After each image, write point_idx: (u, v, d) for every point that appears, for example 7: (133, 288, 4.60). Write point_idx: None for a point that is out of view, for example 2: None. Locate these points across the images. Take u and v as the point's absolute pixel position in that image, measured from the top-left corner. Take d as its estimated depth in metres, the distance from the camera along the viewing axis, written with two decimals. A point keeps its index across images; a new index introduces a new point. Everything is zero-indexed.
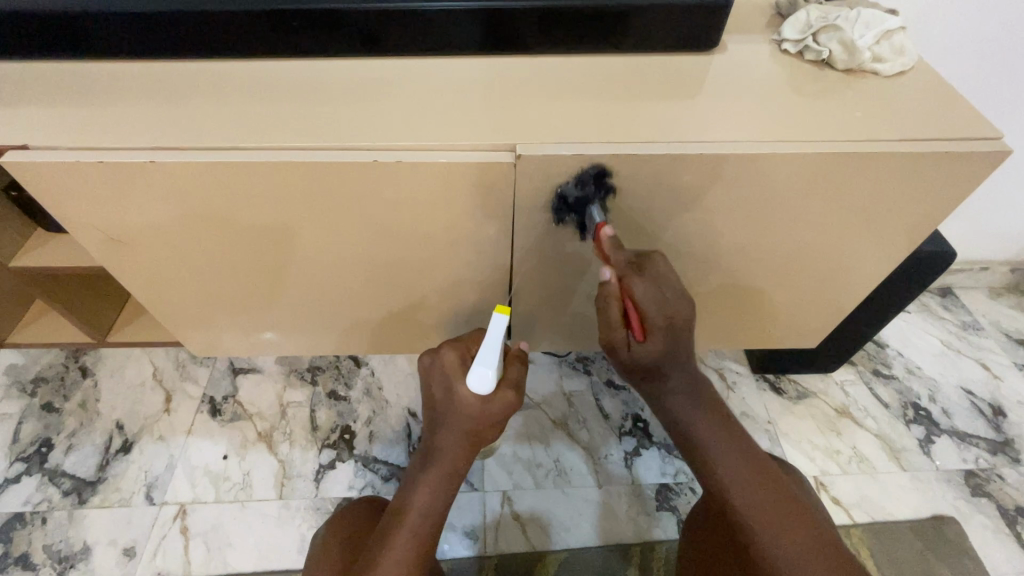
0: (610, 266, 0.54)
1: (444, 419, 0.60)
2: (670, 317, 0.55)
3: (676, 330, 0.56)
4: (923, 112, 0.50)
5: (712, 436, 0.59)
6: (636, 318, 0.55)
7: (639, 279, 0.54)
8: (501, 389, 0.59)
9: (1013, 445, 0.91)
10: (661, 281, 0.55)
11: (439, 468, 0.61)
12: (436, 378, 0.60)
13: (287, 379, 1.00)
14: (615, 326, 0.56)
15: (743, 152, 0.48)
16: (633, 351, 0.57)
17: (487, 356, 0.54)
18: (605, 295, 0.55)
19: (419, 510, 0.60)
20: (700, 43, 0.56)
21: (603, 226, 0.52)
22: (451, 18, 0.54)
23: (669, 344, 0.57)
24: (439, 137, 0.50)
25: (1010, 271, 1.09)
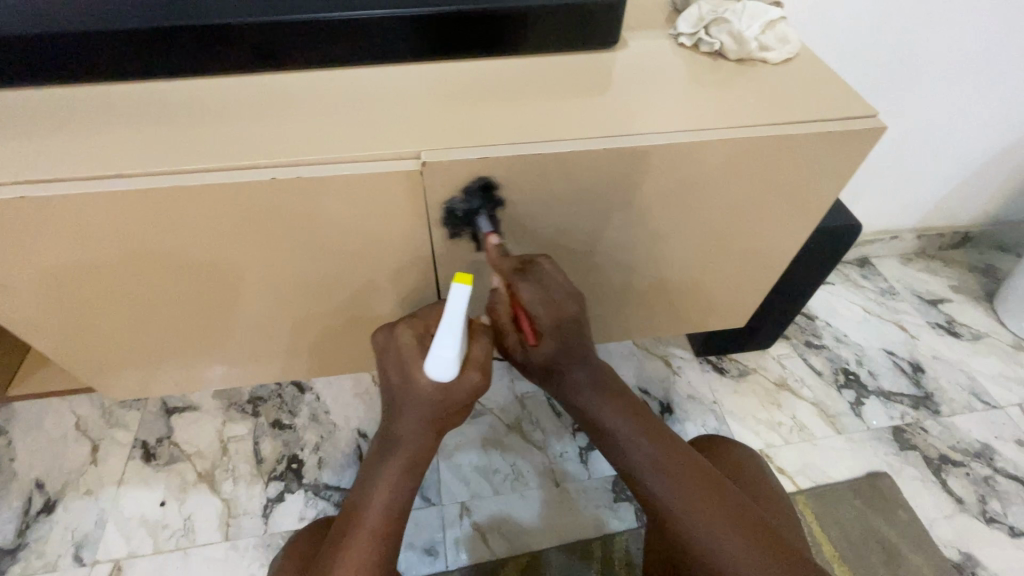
0: (499, 275, 0.57)
1: (403, 405, 0.57)
2: (557, 320, 0.57)
3: (562, 329, 0.58)
4: (807, 95, 0.53)
5: (610, 411, 0.62)
6: (523, 320, 0.58)
7: (523, 283, 0.54)
8: (465, 371, 0.54)
9: (932, 398, 0.97)
10: (549, 285, 0.55)
11: (399, 459, 0.59)
12: (393, 360, 0.57)
13: (227, 413, 0.96)
14: (506, 328, 0.60)
15: (646, 142, 0.50)
16: (528, 350, 0.61)
17: (447, 339, 0.48)
18: (495, 298, 0.59)
19: (381, 506, 0.58)
20: (601, 42, 0.58)
21: (488, 235, 0.53)
22: (348, 28, 0.53)
23: (560, 343, 0.60)
24: (344, 150, 0.49)
25: (917, 237, 1.18)
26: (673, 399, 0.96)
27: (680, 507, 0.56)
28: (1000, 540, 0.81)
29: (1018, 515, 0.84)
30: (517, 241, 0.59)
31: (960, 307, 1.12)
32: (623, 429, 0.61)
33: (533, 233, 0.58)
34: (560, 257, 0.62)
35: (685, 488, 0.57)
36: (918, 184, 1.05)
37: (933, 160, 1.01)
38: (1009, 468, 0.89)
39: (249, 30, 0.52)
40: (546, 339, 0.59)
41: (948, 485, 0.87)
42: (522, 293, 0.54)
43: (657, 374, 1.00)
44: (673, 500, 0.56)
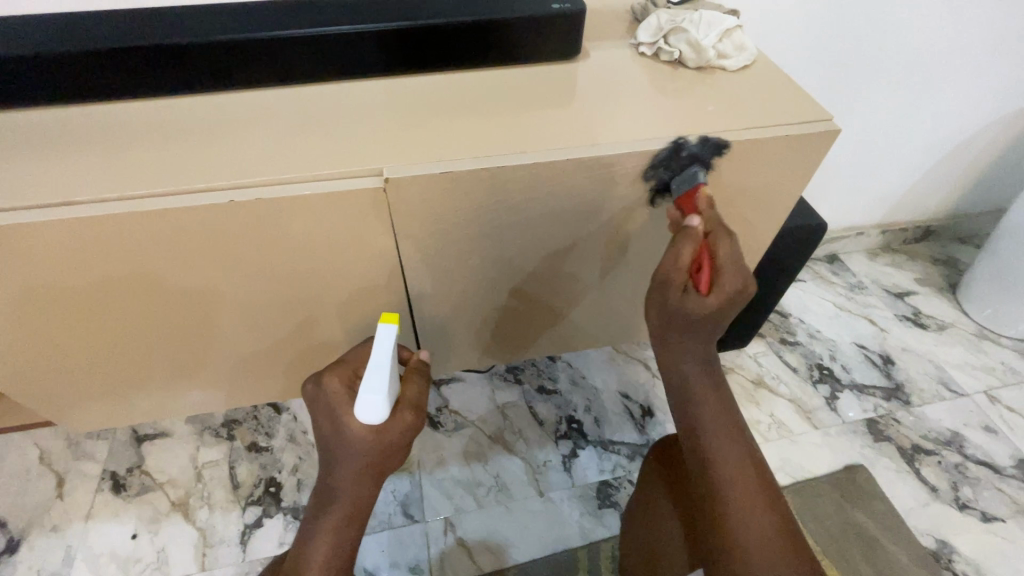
0: (698, 216, 0.51)
1: (335, 455, 0.55)
2: (742, 286, 0.49)
3: (736, 303, 0.50)
4: (763, 100, 0.54)
5: (708, 407, 0.53)
6: (703, 270, 0.50)
7: (724, 235, 0.50)
8: (398, 412, 0.55)
9: (903, 389, 0.99)
10: (738, 249, 0.50)
11: (338, 511, 0.56)
12: (321, 411, 0.56)
13: (200, 438, 0.93)
14: (680, 269, 0.49)
15: (608, 152, 0.50)
16: (685, 301, 0.50)
17: (375, 381, 0.51)
18: (687, 234, 0.49)
19: (322, 562, 0.55)
20: (562, 53, 0.58)
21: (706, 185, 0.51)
22: (307, 45, 0.53)
23: (719, 313, 0.50)
24: (305, 169, 0.49)
25: (881, 233, 1.21)
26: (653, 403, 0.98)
27: (736, 505, 0.51)
28: (973, 526, 0.83)
29: (989, 500, 0.86)
30: (487, 254, 0.59)
31: (926, 299, 1.16)
32: (715, 432, 0.53)
33: (503, 244, 0.58)
34: (531, 268, 0.62)
35: (748, 496, 0.51)
36: (880, 180, 1.08)
37: (892, 158, 1.04)
38: (979, 454, 0.91)
39: (205, 49, 0.51)
40: (716, 293, 0.49)
41: (922, 474, 0.89)
42: (722, 249, 0.50)
43: (637, 378, 1.01)
44: (733, 497, 0.51)
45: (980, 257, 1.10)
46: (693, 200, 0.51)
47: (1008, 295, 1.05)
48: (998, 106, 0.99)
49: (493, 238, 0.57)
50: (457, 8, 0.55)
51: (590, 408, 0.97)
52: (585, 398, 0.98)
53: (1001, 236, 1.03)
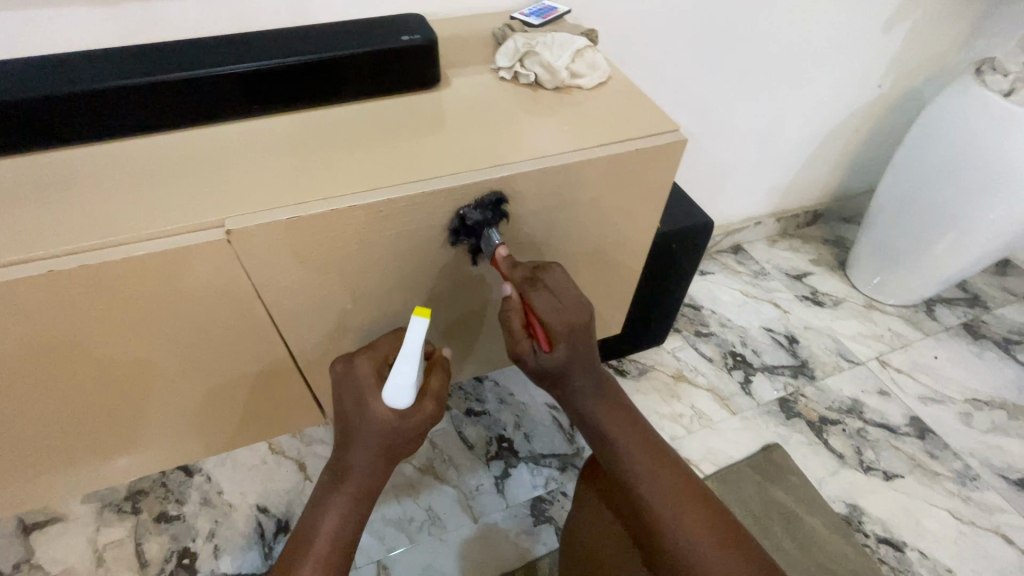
0: (510, 283, 0.55)
1: (356, 437, 0.55)
2: (569, 324, 0.54)
3: (577, 336, 0.55)
4: (616, 117, 0.57)
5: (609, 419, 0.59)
6: (539, 329, 0.55)
7: (535, 290, 0.53)
8: (421, 403, 0.55)
9: (808, 365, 1.06)
10: (565, 289, 0.55)
11: (349, 488, 0.56)
12: (348, 392, 0.55)
13: (100, 517, 0.85)
14: (516, 337, 0.55)
15: (462, 182, 0.51)
16: (539, 359, 0.56)
17: (405, 370, 0.50)
18: (507, 307, 0.56)
19: (330, 530, 0.55)
20: (423, 83, 0.59)
21: (499, 248, 0.55)
22: (144, 96, 0.50)
23: (572, 352, 0.56)
24: (143, 228, 0.46)
25: (777, 220, 1.29)
26: None
27: (669, 507, 0.52)
28: (878, 486, 0.89)
29: (888, 459, 0.93)
30: (369, 290, 0.58)
31: (821, 279, 1.24)
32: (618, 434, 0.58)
33: (387, 277, 0.57)
34: (419, 296, 0.62)
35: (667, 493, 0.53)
36: (764, 173, 1.16)
37: (770, 153, 1.12)
38: (877, 418, 0.98)
39: (28, 106, 0.48)
40: (556, 349, 0.55)
41: (830, 444, 0.94)
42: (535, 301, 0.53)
43: None
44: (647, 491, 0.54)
45: (862, 235, 1.19)
46: (498, 265, 0.56)
47: (889, 266, 1.14)
48: (851, 99, 1.08)
49: (370, 273, 0.56)
50: (308, 46, 0.55)
51: (520, 423, 0.96)
52: (514, 414, 0.98)
53: (878, 214, 1.13)
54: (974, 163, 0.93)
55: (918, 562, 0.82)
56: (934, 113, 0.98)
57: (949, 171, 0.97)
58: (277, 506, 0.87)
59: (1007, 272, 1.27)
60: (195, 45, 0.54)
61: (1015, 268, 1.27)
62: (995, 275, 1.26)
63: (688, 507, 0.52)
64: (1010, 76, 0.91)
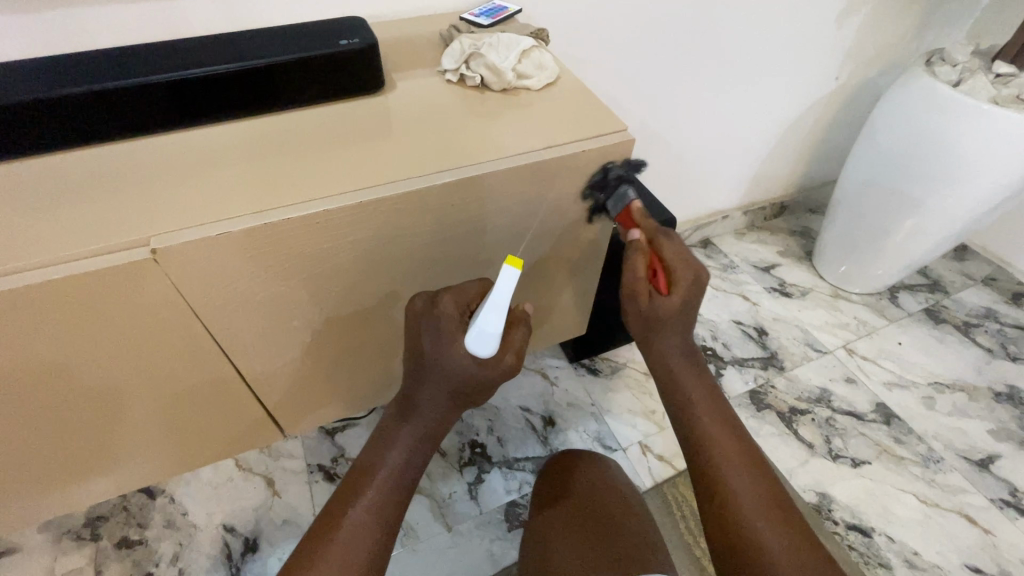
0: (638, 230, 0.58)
1: (427, 378, 0.54)
2: (693, 273, 0.55)
3: (695, 292, 0.56)
4: (564, 117, 0.57)
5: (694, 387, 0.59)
6: (661, 275, 0.56)
7: (667, 239, 0.56)
8: (501, 353, 0.53)
9: (777, 356, 1.07)
10: (688, 248, 0.57)
11: (415, 430, 0.56)
12: (427, 332, 0.53)
13: (57, 546, 0.81)
14: (640, 276, 0.55)
15: (404, 189, 0.49)
16: (654, 301, 0.56)
17: (492, 319, 0.49)
18: (635, 247, 0.57)
19: (394, 467, 0.55)
20: (365, 88, 0.58)
21: (636, 201, 0.59)
22: (63, 109, 0.48)
23: (682, 310, 0.56)
24: (62, 250, 0.44)
25: (744, 213, 1.30)
26: (554, 410, 0.98)
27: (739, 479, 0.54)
28: (846, 473, 0.91)
29: (856, 446, 0.94)
30: (318, 303, 0.56)
31: (788, 270, 1.26)
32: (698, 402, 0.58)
33: (336, 288, 0.56)
34: (374, 306, 0.60)
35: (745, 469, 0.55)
36: (729, 166, 1.16)
37: (733, 147, 1.12)
38: (844, 406, 1.00)
39: None
40: (677, 288, 0.55)
41: (800, 434, 0.95)
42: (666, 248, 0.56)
43: (536, 389, 1.01)
44: (725, 463, 0.55)
45: (826, 226, 1.21)
46: (630, 216, 0.59)
47: (853, 255, 1.16)
48: (809, 92, 1.10)
49: (317, 286, 0.54)
50: (241, 53, 0.53)
51: (492, 428, 0.95)
52: (487, 419, 0.96)
53: (840, 204, 1.15)
54: (928, 152, 0.95)
55: (886, 546, 0.83)
56: (889, 104, 1.00)
57: (906, 161, 0.98)
58: (245, 524, 0.85)
59: (965, 257, 1.30)
60: (122, 54, 0.52)
61: (972, 253, 1.31)
62: (954, 260, 1.29)
63: (756, 482, 0.54)
64: (958, 66, 0.93)
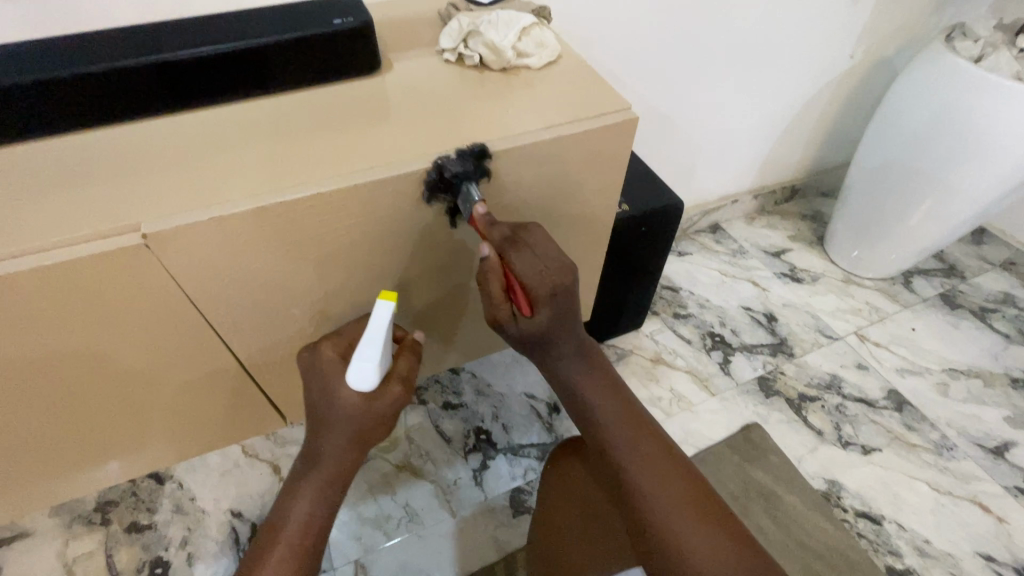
0: (488, 242, 0.51)
1: (327, 423, 0.55)
2: (552, 287, 0.51)
3: (560, 299, 0.52)
4: (566, 97, 0.55)
5: (594, 394, 0.57)
6: (519, 293, 0.52)
7: (517, 253, 0.50)
8: (387, 385, 0.54)
9: (786, 342, 1.05)
10: (543, 252, 0.51)
11: (321, 475, 0.56)
12: (314, 378, 0.55)
13: (69, 530, 0.82)
14: (496, 300, 0.53)
15: (400, 172, 0.48)
16: (519, 325, 0.54)
17: (367, 349, 0.50)
18: (486, 268, 0.51)
19: (303, 517, 0.56)
20: (361, 68, 0.56)
21: (478, 206, 0.50)
22: (54, 92, 0.47)
23: (557, 314, 0.54)
24: (54, 235, 0.43)
25: (754, 197, 1.27)
26: (559, 397, 0.98)
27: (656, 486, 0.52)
28: (857, 461, 0.89)
29: (867, 433, 0.93)
30: (317, 290, 0.56)
31: (799, 255, 1.23)
32: (600, 405, 0.57)
33: (334, 275, 0.55)
34: (374, 292, 0.60)
35: (656, 473, 0.52)
36: (739, 148, 1.13)
37: (743, 129, 1.09)
38: (855, 392, 0.98)
39: None
40: (539, 311, 0.52)
41: (809, 421, 0.94)
42: (515, 263, 0.50)
43: (541, 377, 1.00)
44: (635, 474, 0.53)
45: (839, 209, 1.18)
46: (477, 224, 0.51)
47: (866, 239, 1.13)
48: (823, 70, 1.06)
49: (315, 271, 0.54)
50: (233, 33, 0.52)
51: (497, 415, 0.95)
52: (491, 406, 0.96)
53: (853, 186, 1.12)
54: (944, 132, 0.92)
55: (896, 534, 0.82)
56: (906, 82, 0.97)
57: (922, 140, 0.95)
58: (252, 510, 0.86)
59: (982, 241, 1.27)
60: (113, 35, 0.51)
61: (990, 237, 1.27)
62: (971, 244, 1.26)
63: (671, 485, 0.52)
64: (980, 41, 0.90)
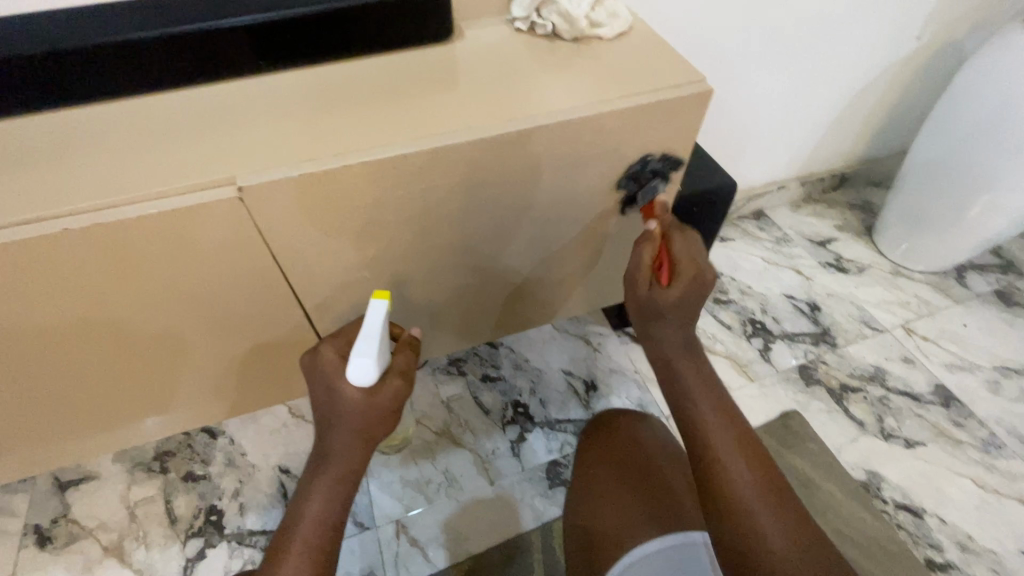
0: (656, 221, 0.61)
1: (334, 420, 0.55)
2: (698, 269, 0.55)
3: (698, 286, 0.55)
4: (636, 68, 0.55)
5: (691, 375, 0.57)
6: (666, 266, 0.57)
7: (679, 236, 0.58)
8: (388, 380, 0.55)
9: (830, 332, 1.04)
10: (698, 246, 0.58)
11: (331, 472, 0.56)
12: (318, 379, 0.55)
13: (130, 475, 0.88)
14: (641, 266, 0.57)
15: (474, 137, 0.49)
16: (653, 292, 0.56)
17: (366, 346, 0.51)
18: (646, 237, 0.59)
19: (316, 514, 0.55)
20: (432, 37, 0.58)
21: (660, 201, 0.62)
22: (156, 51, 0.49)
23: (687, 296, 0.55)
24: (153, 186, 0.45)
25: (801, 184, 1.24)
26: (596, 375, 0.99)
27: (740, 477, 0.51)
28: (898, 453, 0.88)
29: (911, 427, 0.91)
30: (382, 254, 0.57)
31: (845, 245, 1.21)
32: (694, 389, 0.56)
33: (400, 240, 0.57)
34: (433, 258, 0.61)
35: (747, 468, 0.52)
36: (792, 132, 1.11)
37: (797, 111, 1.07)
38: (900, 385, 0.96)
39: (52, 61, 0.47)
40: (679, 280, 0.55)
41: (850, 412, 0.93)
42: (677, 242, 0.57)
43: (579, 354, 1.01)
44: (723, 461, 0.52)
45: (891, 199, 1.14)
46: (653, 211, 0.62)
47: (919, 232, 1.10)
48: (886, 52, 1.02)
49: (383, 236, 0.55)
50: None
51: (535, 389, 0.96)
52: (530, 380, 0.98)
53: (908, 176, 1.08)
54: (1014, 120, 0.88)
55: (936, 527, 0.81)
56: (977, 66, 0.92)
57: (987, 129, 0.91)
58: (299, 467, 0.89)
59: None
60: None
61: None
62: None
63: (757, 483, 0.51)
64: None
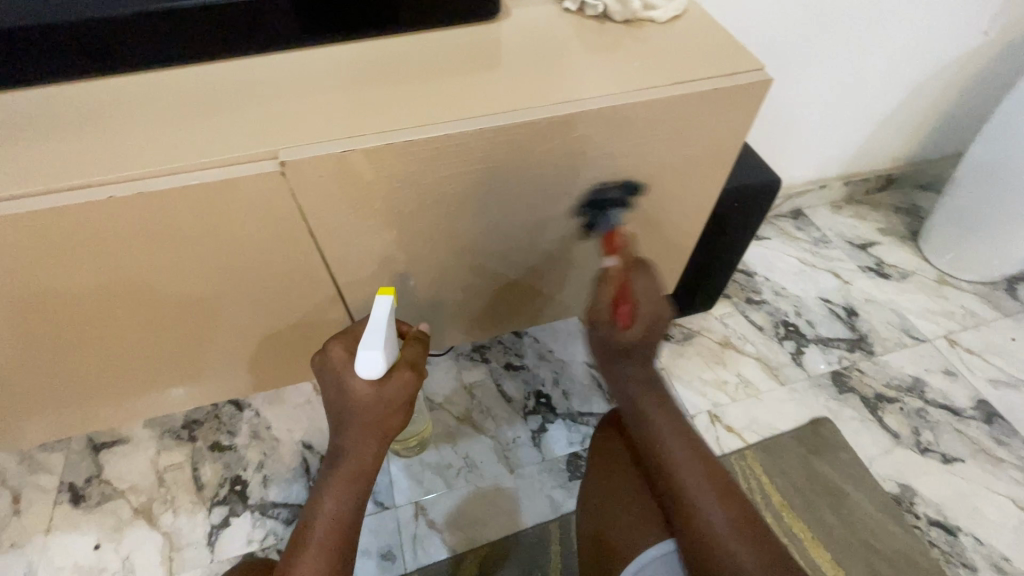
0: (615, 257, 0.57)
1: (345, 417, 0.55)
2: (655, 310, 0.54)
3: (657, 329, 0.55)
4: (690, 54, 0.53)
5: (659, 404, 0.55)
6: (625, 306, 0.55)
7: (641, 271, 0.55)
8: (397, 371, 0.55)
9: (866, 339, 1.00)
10: (658, 286, 0.55)
11: (343, 472, 0.55)
12: (327, 378, 0.56)
13: (160, 441, 0.90)
14: (602, 304, 0.56)
15: (520, 118, 0.48)
16: (614, 332, 0.55)
17: (373, 338, 0.51)
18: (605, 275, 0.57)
19: (330, 514, 0.54)
20: (479, 15, 0.56)
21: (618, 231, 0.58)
22: (207, 19, 0.49)
23: (645, 336, 0.54)
24: (198, 156, 0.45)
25: (844, 184, 1.19)
26: None
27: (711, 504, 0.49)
28: (933, 468, 0.85)
29: (949, 442, 0.88)
30: (417, 236, 0.57)
31: (887, 249, 1.16)
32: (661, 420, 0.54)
33: (435, 223, 0.56)
34: (467, 243, 0.60)
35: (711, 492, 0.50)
36: (839, 128, 1.06)
37: (846, 107, 1.02)
38: (939, 398, 0.92)
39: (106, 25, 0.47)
40: (636, 325, 0.54)
41: (884, 421, 0.90)
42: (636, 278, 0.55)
43: None
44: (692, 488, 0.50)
45: (939, 204, 1.09)
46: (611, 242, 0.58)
47: (969, 240, 1.05)
48: (948, 47, 0.97)
49: (420, 218, 0.55)
50: None
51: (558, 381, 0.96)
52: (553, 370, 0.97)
53: (960, 182, 1.02)
54: None
55: (971, 547, 0.78)
56: None
57: None
58: (321, 444, 0.90)
59: None
60: None
61: None
62: None
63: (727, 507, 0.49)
64: None
